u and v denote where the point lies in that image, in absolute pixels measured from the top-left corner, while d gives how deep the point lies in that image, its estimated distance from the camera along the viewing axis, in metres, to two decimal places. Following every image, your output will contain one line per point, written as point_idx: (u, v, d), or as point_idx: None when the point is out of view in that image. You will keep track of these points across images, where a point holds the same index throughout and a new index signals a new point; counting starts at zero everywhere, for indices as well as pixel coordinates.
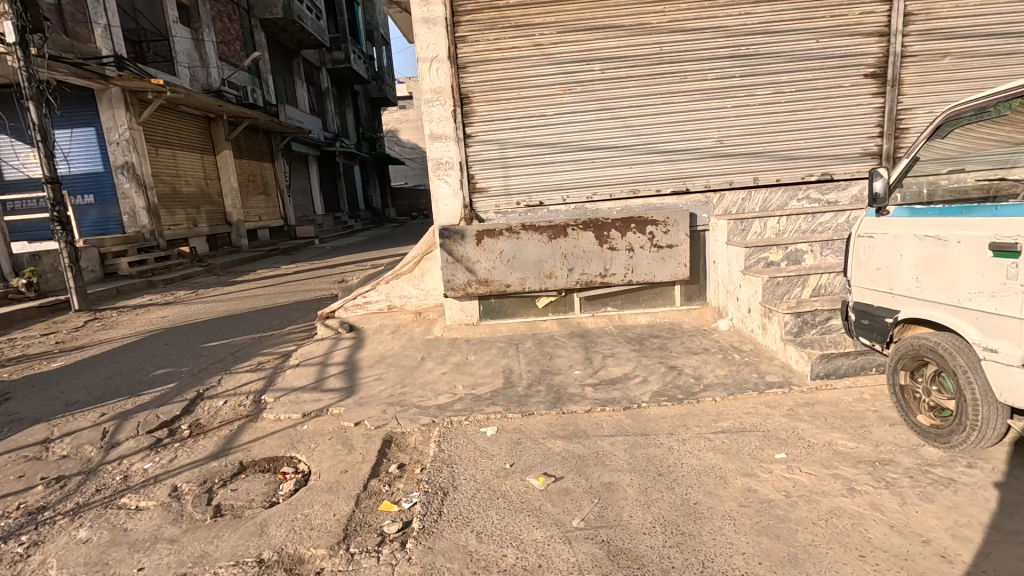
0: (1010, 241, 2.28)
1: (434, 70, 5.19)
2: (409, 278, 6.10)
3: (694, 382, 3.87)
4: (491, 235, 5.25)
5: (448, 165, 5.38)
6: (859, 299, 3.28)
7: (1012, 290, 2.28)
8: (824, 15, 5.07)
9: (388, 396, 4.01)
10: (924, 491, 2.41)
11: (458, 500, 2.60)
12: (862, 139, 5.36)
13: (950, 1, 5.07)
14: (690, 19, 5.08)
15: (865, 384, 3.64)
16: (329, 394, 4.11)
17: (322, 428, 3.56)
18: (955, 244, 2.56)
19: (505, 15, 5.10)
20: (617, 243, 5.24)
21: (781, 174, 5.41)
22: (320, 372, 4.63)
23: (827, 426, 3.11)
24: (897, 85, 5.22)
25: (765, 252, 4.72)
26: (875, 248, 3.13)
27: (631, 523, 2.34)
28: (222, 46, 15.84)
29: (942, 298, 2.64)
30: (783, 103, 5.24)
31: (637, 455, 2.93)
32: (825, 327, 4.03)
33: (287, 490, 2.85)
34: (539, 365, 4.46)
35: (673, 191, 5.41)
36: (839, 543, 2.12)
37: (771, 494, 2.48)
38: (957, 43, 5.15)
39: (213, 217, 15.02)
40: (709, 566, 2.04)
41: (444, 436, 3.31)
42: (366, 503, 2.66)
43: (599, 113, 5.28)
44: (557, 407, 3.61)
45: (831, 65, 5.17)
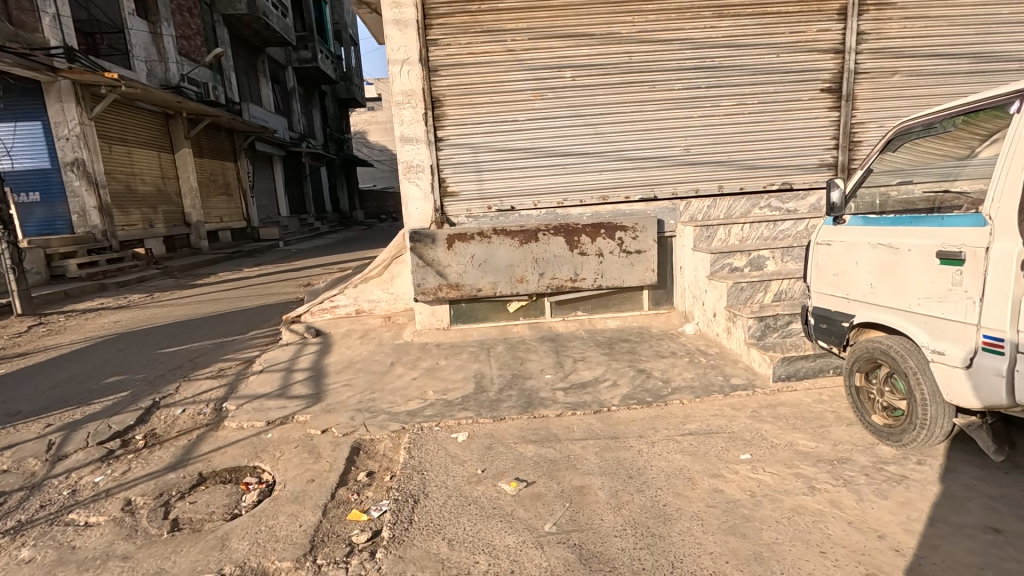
0: (956, 249, 2.40)
1: (405, 72, 5.15)
2: (378, 282, 6.03)
3: (662, 385, 3.95)
4: (462, 239, 5.23)
5: (418, 168, 5.34)
6: (819, 304, 3.41)
7: (957, 296, 2.41)
8: (784, 31, 5.28)
9: (357, 402, 3.93)
10: (878, 488, 2.52)
11: (429, 507, 2.57)
12: (819, 150, 5.60)
13: (898, 22, 5.36)
14: (658, 30, 5.20)
15: (824, 385, 3.79)
16: (295, 401, 4.00)
17: (287, 436, 3.46)
18: (906, 252, 2.69)
19: (477, 20, 5.10)
20: (587, 248, 5.30)
21: (744, 183, 5.59)
22: (286, 378, 4.50)
23: (788, 426, 3.22)
24: (852, 100, 5.48)
25: (729, 258, 4.87)
26: (833, 255, 3.27)
27: (602, 526, 2.36)
28: (182, 40, 15.28)
29: (894, 303, 2.77)
30: (746, 114, 5.42)
31: (608, 458, 2.96)
32: (786, 330, 4.18)
33: (249, 501, 2.75)
34: (511, 370, 4.46)
35: (641, 198, 5.52)
36: (801, 540, 2.19)
37: (737, 494, 2.55)
38: (905, 63, 5.46)
39: (171, 217, 14.46)
40: (678, 566, 2.08)
41: (414, 442, 3.26)
42: (334, 512, 2.59)
43: (571, 120, 5.34)
44: (528, 411, 3.62)
45: (790, 79, 5.39)
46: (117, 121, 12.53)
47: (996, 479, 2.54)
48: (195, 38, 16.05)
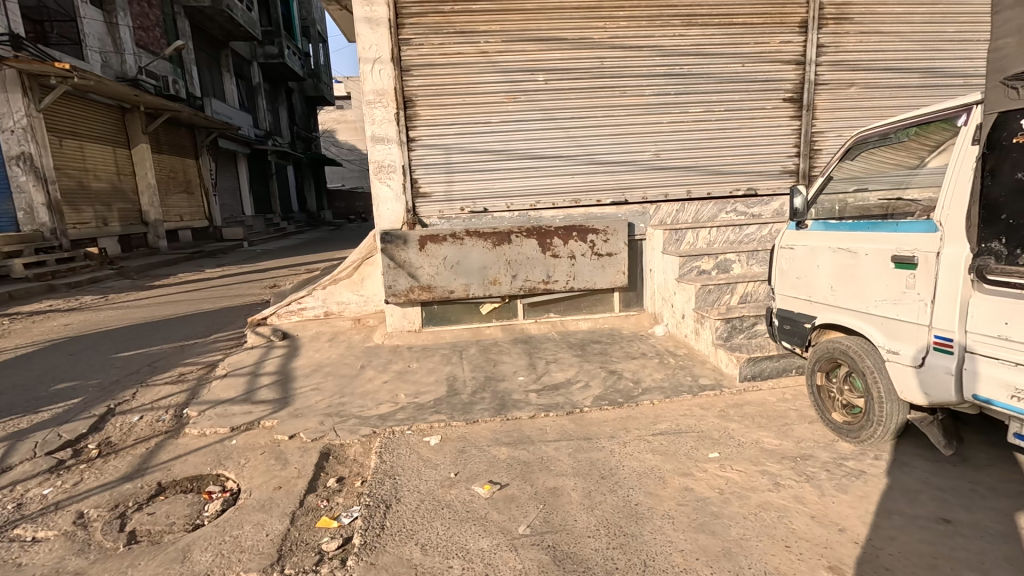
0: (910, 254, 2.52)
1: (377, 71, 5.09)
2: (348, 284, 5.92)
3: (633, 386, 4.01)
4: (435, 240, 5.19)
5: (390, 168, 5.27)
6: (782, 306, 3.53)
7: (910, 299, 2.53)
8: (749, 41, 5.45)
9: (326, 406, 3.84)
10: (838, 483, 2.62)
11: (402, 512, 2.53)
12: (782, 158, 5.80)
13: (855, 36, 5.61)
14: (630, 37, 5.29)
15: (787, 385, 3.92)
16: (260, 407, 3.88)
17: (253, 442, 3.36)
18: (864, 256, 2.81)
19: (450, 21, 5.08)
20: (559, 250, 5.34)
21: (712, 189, 5.73)
22: (251, 382, 4.36)
23: (754, 425, 3.32)
24: (812, 110, 5.69)
25: (698, 261, 5.00)
26: (795, 259, 3.40)
27: (576, 526, 2.37)
28: (139, 32, 14.66)
29: (852, 305, 2.89)
30: (713, 121, 5.57)
31: (581, 459, 2.98)
32: (751, 332, 4.31)
33: (213, 511, 2.65)
34: (483, 372, 4.44)
35: (612, 201, 5.59)
36: (767, 535, 2.26)
37: (707, 492, 2.60)
38: (861, 75, 5.72)
39: (127, 215, 13.84)
40: (651, 565, 2.10)
41: (385, 446, 3.21)
42: (303, 520, 2.52)
43: (543, 123, 5.37)
44: (501, 414, 3.61)
45: (754, 88, 5.56)
46: (68, 114, 11.93)
47: (945, 472, 2.67)
48: (154, 30, 15.43)
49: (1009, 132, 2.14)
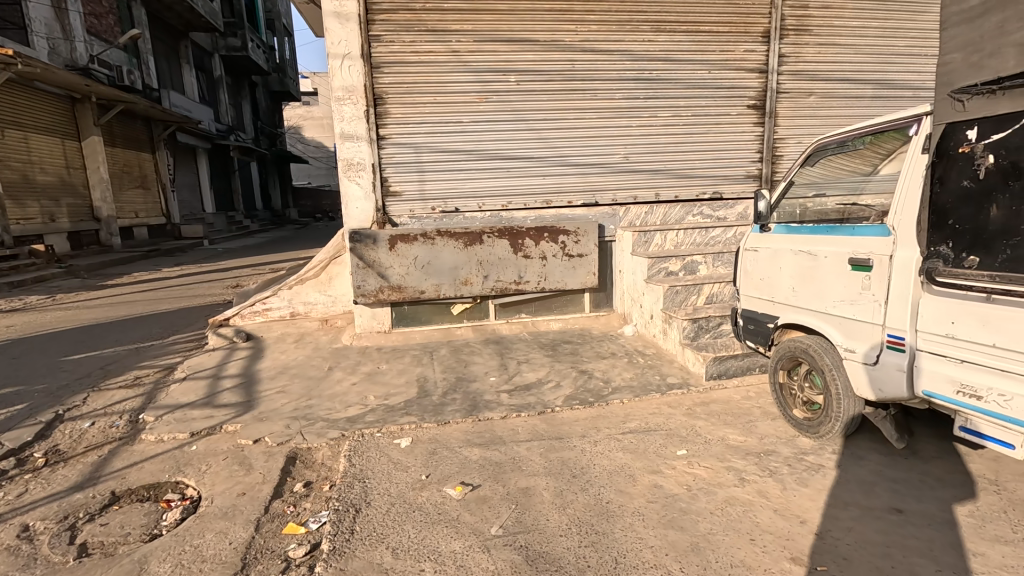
0: (866, 257, 2.63)
1: (346, 68, 5.00)
2: (316, 284, 5.79)
3: (604, 385, 4.06)
4: (405, 240, 5.13)
5: (359, 166, 5.18)
6: (747, 307, 3.64)
7: (866, 299, 2.64)
8: (715, 49, 5.61)
9: (293, 409, 3.74)
10: (799, 477, 2.72)
11: (372, 516, 2.48)
12: (746, 163, 5.98)
13: (814, 48, 5.84)
14: (600, 41, 5.36)
15: (751, 383, 4.04)
16: (223, 410, 3.75)
17: (215, 448, 3.24)
18: (822, 259, 2.92)
19: (421, 18, 5.03)
20: (531, 251, 5.35)
21: (679, 192, 5.87)
22: (213, 386, 4.20)
23: (720, 422, 3.41)
24: (774, 117, 5.90)
25: (666, 263, 5.11)
26: (758, 261, 3.50)
27: (548, 526, 2.38)
28: (91, 18, 13.94)
29: (812, 305, 3.00)
30: (681, 125, 5.70)
31: (552, 459, 3.00)
32: (716, 331, 4.43)
33: (171, 520, 2.54)
34: (454, 373, 4.41)
35: (583, 203, 5.64)
36: (733, 529, 2.32)
37: (676, 488, 2.66)
38: (819, 85, 5.96)
39: (77, 211, 13.14)
40: (622, 562, 2.13)
41: (355, 449, 3.15)
42: (268, 527, 2.45)
43: (515, 124, 5.38)
44: (473, 414, 3.59)
45: (720, 94, 5.72)
46: (11, 103, 11.24)
47: (897, 464, 2.81)
48: (108, 17, 14.71)
49: (956, 142, 2.25)
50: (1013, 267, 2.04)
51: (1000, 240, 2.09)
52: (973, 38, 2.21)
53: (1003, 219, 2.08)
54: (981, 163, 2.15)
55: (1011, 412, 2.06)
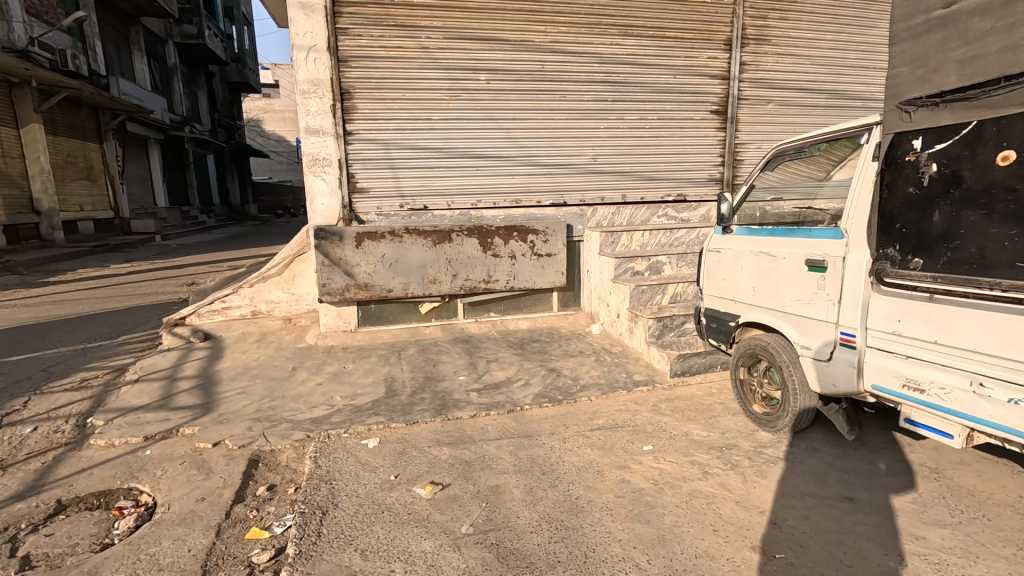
0: (821, 258, 2.75)
1: (311, 60, 4.88)
2: (278, 282, 5.62)
3: (572, 383, 4.11)
4: (372, 238, 5.05)
5: (325, 162, 5.07)
6: (710, 306, 3.76)
7: (821, 299, 2.75)
8: (680, 54, 5.75)
9: (255, 411, 3.63)
10: (758, 469, 2.83)
11: (340, 518, 2.44)
12: (709, 166, 6.16)
13: (773, 57, 6.07)
14: (569, 42, 5.42)
15: (713, 379, 4.17)
16: (179, 413, 3.59)
17: (171, 452, 3.11)
18: (781, 260, 3.04)
19: (390, 13, 4.95)
20: (500, 250, 5.36)
21: (645, 194, 5.99)
22: (168, 387, 4.03)
23: (684, 418, 3.51)
24: (735, 122, 6.09)
25: (632, 263, 5.21)
26: (722, 261, 3.62)
27: (518, 523, 2.40)
28: None
29: (772, 305, 3.12)
30: (646, 128, 5.83)
31: (522, 456, 3.01)
32: (680, 330, 4.56)
33: (124, 529, 2.43)
34: (423, 372, 4.37)
35: (552, 203, 5.69)
36: (697, 521, 2.40)
37: (642, 483, 2.72)
38: (777, 93, 6.20)
39: (14, 203, 12.31)
40: (591, 556, 2.17)
41: (321, 451, 3.09)
42: (230, 532, 2.37)
43: (484, 122, 5.38)
44: (442, 414, 3.57)
45: (685, 99, 5.88)
46: None
47: (848, 456, 2.96)
48: None
49: (903, 150, 2.38)
50: (954, 269, 2.18)
51: (942, 243, 2.23)
52: (919, 53, 2.36)
53: (945, 224, 2.23)
54: (926, 171, 2.29)
55: (950, 404, 2.19)
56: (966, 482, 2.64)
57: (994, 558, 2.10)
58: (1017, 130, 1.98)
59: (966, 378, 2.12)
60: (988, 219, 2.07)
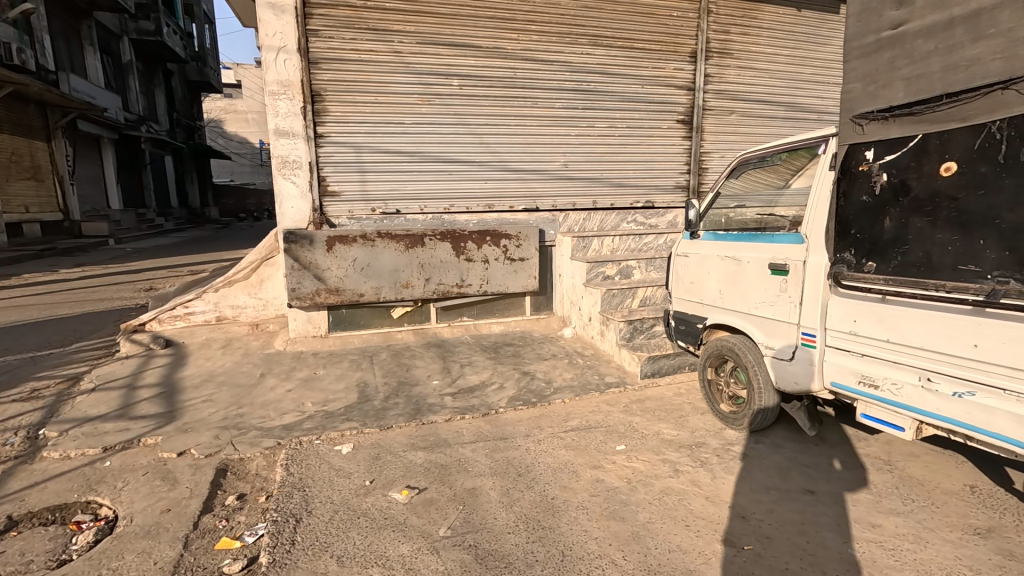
0: (783, 262, 2.87)
1: (281, 61, 4.80)
2: (244, 286, 5.47)
3: (545, 386, 4.15)
4: (343, 241, 4.98)
5: (294, 164, 4.98)
6: (679, 309, 3.88)
7: (783, 301, 2.88)
8: (648, 65, 5.92)
9: (221, 419, 3.53)
10: (726, 466, 2.94)
11: (315, 525, 2.40)
12: (675, 174, 6.35)
13: (735, 70, 6.32)
14: (541, 50, 5.50)
15: (682, 380, 4.29)
16: (140, 423, 3.46)
17: (132, 463, 2.98)
18: (746, 264, 3.16)
19: (362, 16, 4.93)
20: (473, 254, 5.38)
21: (615, 200, 6.13)
22: (127, 396, 3.86)
23: (655, 418, 3.60)
24: (700, 132, 6.30)
25: (603, 268, 5.29)
26: (689, 265, 3.74)
27: (496, 524, 2.41)
28: None
29: (737, 307, 3.24)
30: (616, 136, 5.97)
31: (497, 458, 3.03)
32: (650, 333, 4.67)
33: (83, 544, 2.32)
34: (396, 377, 4.33)
35: (524, 209, 5.76)
36: (669, 517, 2.47)
37: (616, 482, 2.78)
38: (739, 104, 6.45)
39: None
40: (568, 553, 2.21)
41: (293, 458, 3.03)
42: (198, 543, 2.30)
43: (456, 127, 5.39)
44: (416, 418, 3.55)
45: (652, 108, 6.05)
46: None
47: (809, 451, 3.10)
48: None
49: (856, 161, 2.53)
50: (903, 272, 2.33)
51: (892, 248, 2.38)
52: (871, 70, 2.50)
53: (894, 230, 2.37)
54: (877, 180, 2.43)
55: (901, 399, 2.33)
56: (915, 472, 2.81)
57: (942, 542, 2.25)
58: (957, 143, 2.14)
59: (916, 374, 2.26)
60: (933, 225, 2.22)
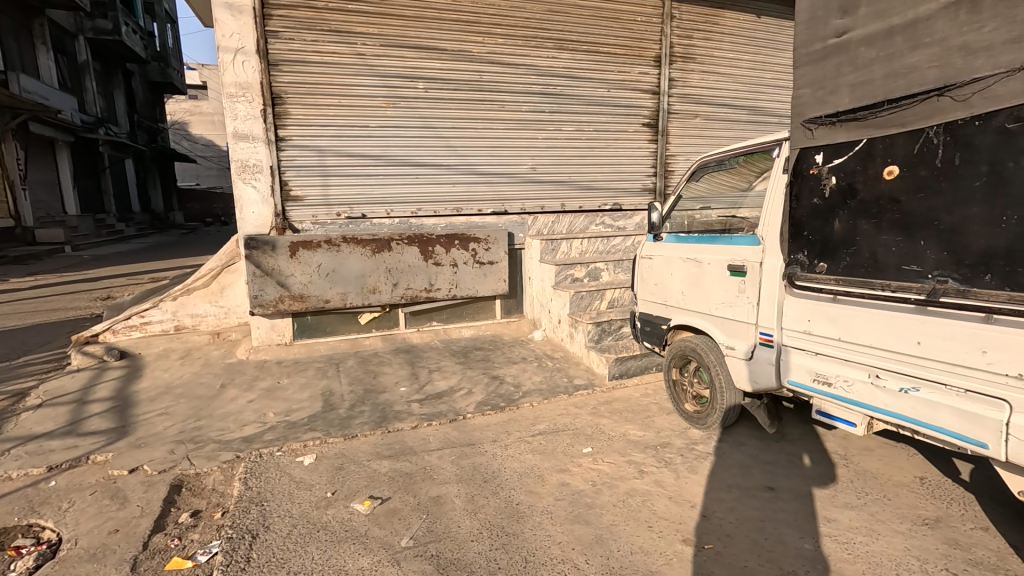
0: (741, 263, 2.94)
1: (239, 62, 4.68)
2: (204, 294, 5.30)
3: (514, 390, 4.14)
4: (307, 246, 4.88)
5: (255, 168, 4.86)
6: (644, 310, 3.92)
7: (742, 302, 2.95)
8: (613, 69, 5.99)
9: (178, 433, 3.40)
10: (690, 465, 2.98)
11: (272, 541, 2.33)
12: (642, 177, 6.44)
13: (698, 75, 6.45)
14: (506, 54, 5.51)
15: (649, 381, 4.34)
16: (90, 439, 3.30)
17: (79, 482, 2.85)
18: (706, 265, 3.22)
19: (323, 17, 4.85)
20: (441, 258, 5.34)
21: (583, 203, 6.18)
22: (77, 411, 3.69)
23: (622, 419, 3.62)
24: (665, 135, 6.40)
25: (572, 270, 5.31)
26: (653, 267, 3.79)
27: (459, 532, 2.38)
28: None
29: (699, 308, 3.30)
30: (583, 139, 6.02)
31: (464, 465, 3.01)
32: (618, 334, 4.71)
33: (21, 570, 2.20)
34: (363, 385, 4.25)
35: (493, 212, 5.76)
36: (633, 518, 2.48)
37: (581, 485, 2.79)
38: (703, 108, 6.58)
39: None
40: (531, 560, 2.19)
41: (252, 471, 2.93)
42: (148, 565, 2.20)
43: (422, 130, 5.34)
44: (382, 426, 3.49)
45: (618, 112, 6.12)
46: None
47: (770, 447, 3.17)
48: None
49: (808, 164, 2.60)
50: (852, 272, 2.40)
51: (842, 249, 2.45)
52: (819, 77, 2.57)
53: (843, 231, 2.45)
54: (826, 183, 2.50)
55: (853, 395, 2.39)
56: (870, 466, 2.90)
57: (893, 534, 2.32)
58: (899, 148, 2.21)
59: (865, 371, 2.33)
60: (878, 227, 2.30)
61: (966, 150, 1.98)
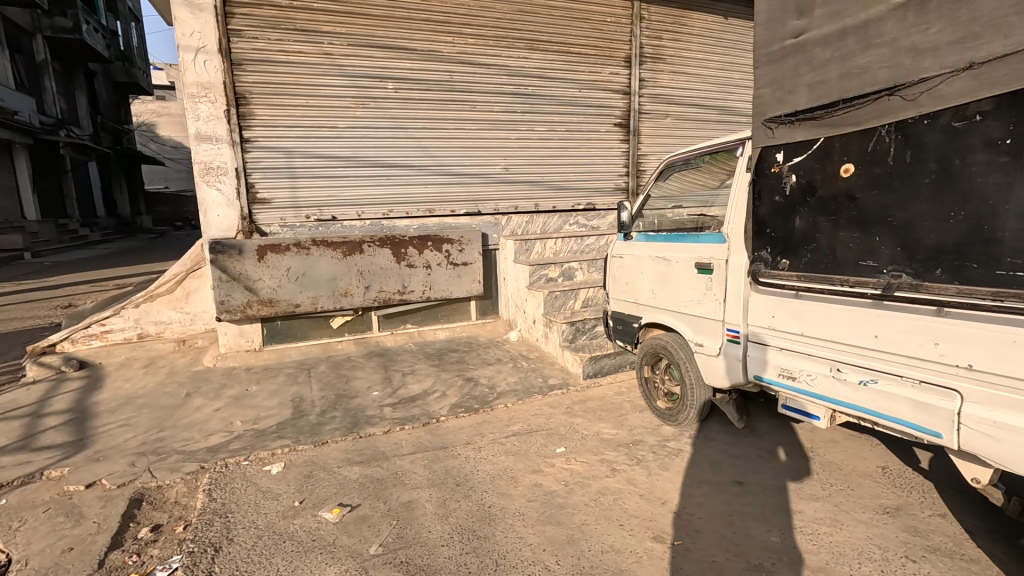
0: (707, 261, 2.98)
1: (200, 62, 4.56)
2: (168, 300, 5.15)
3: (488, 391, 4.12)
4: (275, 250, 4.78)
5: (219, 170, 4.74)
6: (616, 309, 3.95)
7: (709, 299, 2.99)
8: (584, 69, 6.01)
9: (139, 444, 3.29)
10: (661, 462, 3.01)
11: (236, 553, 2.26)
12: (615, 176, 6.49)
13: (668, 75, 6.53)
14: (478, 54, 5.48)
15: (622, 379, 4.37)
16: (44, 454, 3.16)
17: (31, 500, 2.72)
18: (674, 264, 3.25)
19: (288, 16, 4.75)
20: (414, 260, 5.29)
21: (556, 203, 6.20)
22: (31, 426, 3.53)
23: (595, 418, 3.63)
24: (637, 135, 6.47)
25: (546, 270, 5.32)
26: (624, 266, 3.81)
27: (430, 537, 2.35)
28: None
29: (668, 306, 3.33)
30: (556, 140, 6.04)
31: (436, 469, 2.97)
32: (591, 333, 4.72)
33: None
34: (334, 390, 4.18)
35: (466, 212, 5.73)
36: (604, 517, 2.49)
37: (554, 485, 2.78)
38: (674, 108, 6.67)
39: None
40: (502, 563, 2.17)
41: (216, 482, 2.85)
42: None
43: (393, 130, 5.28)
44: (353, 432, 3.44)
45: (590, 112, 6.15)
46: None
47: (739, 442, 3.22)
48: None
49: (769, 163, 2.64)
50: (812, 268, 2.45)
51: (803, 246, 2.50)
52: (777, 77, 2.62)
53: (804, 228, 2.49)
54: (787, 181, 2.55)
55: (816, 389, 2.44)
56: (835, 458, 2.96)
57: (856, 524, 2.37)
58: (854, 146, 2.27)
59: (827, 365, 2.38)
60: (836, 223, 2.35)
61: (916, 149, 2.04)
